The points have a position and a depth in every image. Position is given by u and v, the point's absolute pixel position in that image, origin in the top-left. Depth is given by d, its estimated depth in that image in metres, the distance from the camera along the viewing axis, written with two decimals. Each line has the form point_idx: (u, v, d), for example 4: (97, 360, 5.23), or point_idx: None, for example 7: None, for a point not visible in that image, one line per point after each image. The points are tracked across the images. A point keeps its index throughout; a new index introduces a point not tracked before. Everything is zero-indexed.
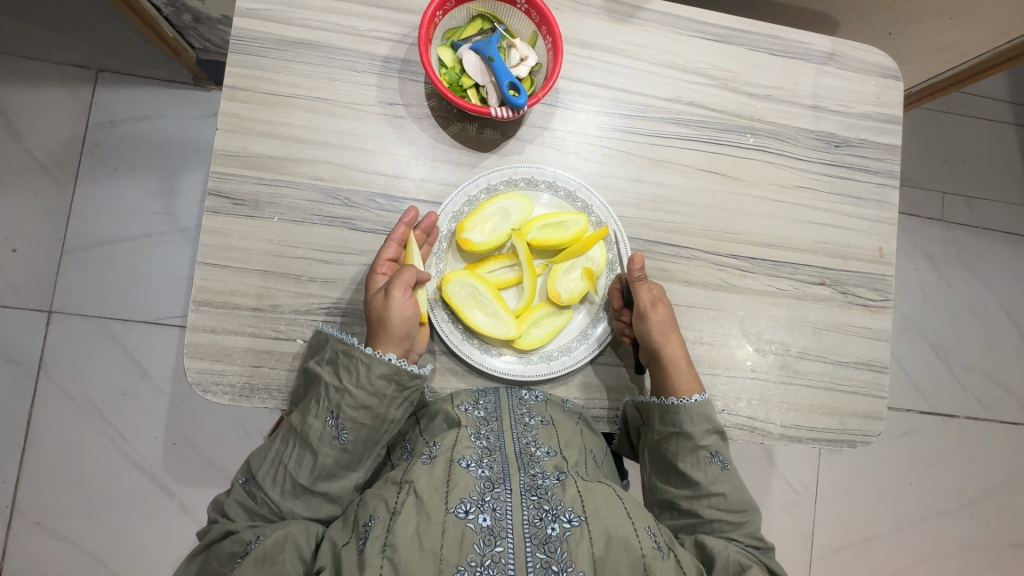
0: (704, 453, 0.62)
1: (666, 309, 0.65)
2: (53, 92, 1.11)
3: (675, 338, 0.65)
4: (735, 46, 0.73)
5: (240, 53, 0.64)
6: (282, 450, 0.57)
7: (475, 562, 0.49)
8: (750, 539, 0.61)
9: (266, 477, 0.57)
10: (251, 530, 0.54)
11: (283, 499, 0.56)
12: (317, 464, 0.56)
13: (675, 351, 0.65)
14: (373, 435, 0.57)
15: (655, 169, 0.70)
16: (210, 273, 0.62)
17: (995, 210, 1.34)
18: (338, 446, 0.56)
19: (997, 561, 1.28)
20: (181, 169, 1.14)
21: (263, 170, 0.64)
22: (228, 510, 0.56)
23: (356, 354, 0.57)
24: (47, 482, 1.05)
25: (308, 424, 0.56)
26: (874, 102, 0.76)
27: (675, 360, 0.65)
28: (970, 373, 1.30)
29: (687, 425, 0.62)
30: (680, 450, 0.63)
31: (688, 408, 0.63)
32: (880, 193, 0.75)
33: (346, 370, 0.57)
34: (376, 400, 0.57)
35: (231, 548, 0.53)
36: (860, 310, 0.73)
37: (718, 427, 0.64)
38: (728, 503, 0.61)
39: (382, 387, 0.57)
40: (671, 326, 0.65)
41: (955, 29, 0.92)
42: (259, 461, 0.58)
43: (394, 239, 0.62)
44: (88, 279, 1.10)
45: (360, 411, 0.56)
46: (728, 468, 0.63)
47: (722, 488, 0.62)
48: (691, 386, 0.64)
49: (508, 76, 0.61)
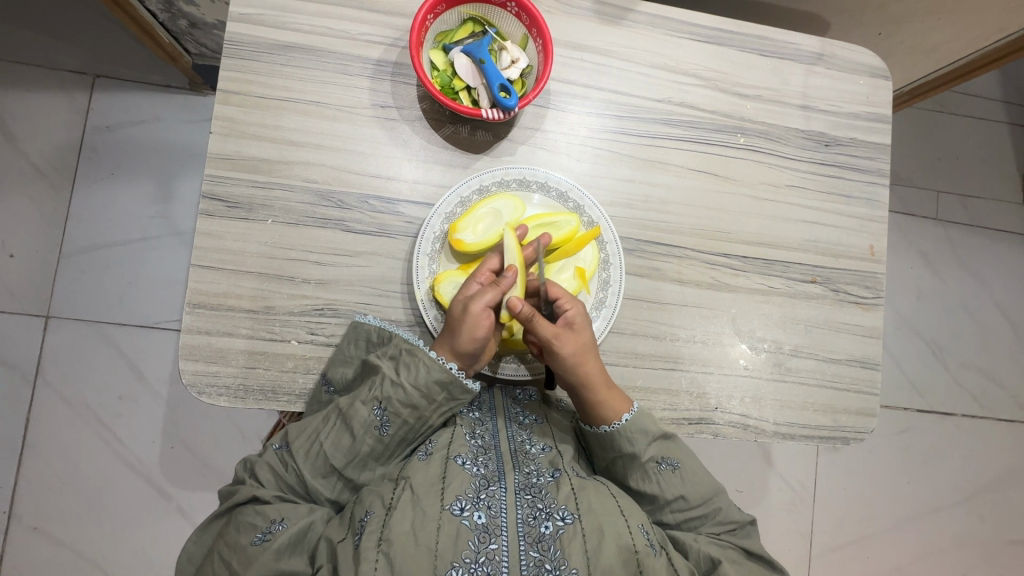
0: (650, 465, 0.60)
1: (580, 334, 0.61)
2: (50, 98, 1.12)
3: (596, 360, 0.62)
4: (724, 47, 0.74)
5: (233, 57, 0.65)
6: (322, 428, 0.56)
7: (469, 559, 0.49)
8: (722, 525, 0.61)
9: (301, 450, 0.56)
10: (275, 506, 0.54)
11: (312, 477, 0.56)
12: (353, 451, 0.56)
13: (598, 374, 0.61)
14: (410, 434, 0.58)
15: (647, 169, 0.71)
16: (205, 275, 0.62)
17: (988, 208, 1.35)
18: (378, 437, 0.56)
19: (996, 557, 1.28)
20: (177, 173, 1.14)
21: (257, 173, 0.64)
22: (258, 473, 0.56)
23: (419, 355, 0.57)
24: (45, 486, 1.06)
25: (356, 410, 0.56)
26: (863, 101, 0.77)
27: (601, 384, 0.61)
28: (966, 370, 1.31)
29: (626, 446, 0.61)
30: (627, 469, 0.62)
31: (622, 432, 0.60)
32: (871, 192, 0.76)
33: (406, 367, 0.57)
34: (426, 402, 0.57)
35: (254, 519, 0.53)
36: (851, 307, 0.74)
37: (660, 433, 0.61)
38: (689, 503, 0.60)
39: (434, 392, 0.57)
40: (590, 348, 0.61)
41: (944, 30, 0.92)
42: (297, 432, 0.57)
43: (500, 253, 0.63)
44: (84, 284, 1.10)
45: (408, 410, 0.57)
46: (680, 467, 0.61)
47: (678, 492, 0.60)
48: (621, 406, 0.61)
49: (499, 78, 0.62)
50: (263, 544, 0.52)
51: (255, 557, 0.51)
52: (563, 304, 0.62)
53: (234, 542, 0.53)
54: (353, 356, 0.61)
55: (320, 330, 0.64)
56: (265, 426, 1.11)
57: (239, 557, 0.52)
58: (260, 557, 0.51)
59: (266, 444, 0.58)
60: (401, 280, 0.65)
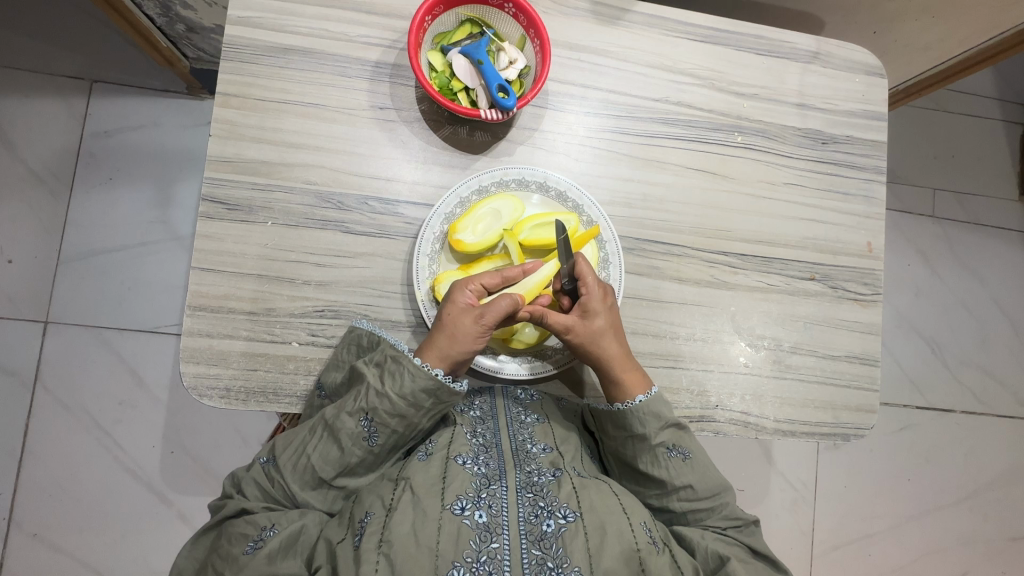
0: (660, 450, 0.61)
1: (597, 321, 0.62)
2: (48, 104, 1.12)
3: (613, 345, 0.63)
4: (722, 47, 0.74)
5: (232, 60, 0.65)
6: (309, 440, 0.56)
7: (471, 558, 0.49)
8: (728, 520, 0.61)
9: (289, 463, 0.56)
10: (265, 515, 0.54)
11: (301, 490, 0.56)
12: (341, 462, 0.56)
13: (611, 359, 0.62)
14: (400, 441, 0.58)
15: (646, 168, 0.71)
16: (205, 277, 0.63)
17: (984, 205, 1.35)
18: (367, 447, 0.56)
19: (998, 554, 1.28)
20: (175, 177, 1.14)
21: (256, 175, 0.65)
22: (245, 488, 0.56)
23: (404, 363, 0.56)
24: (44, 493, 1.05)
25: (342, 421, 0.56)
26: (859, 100, 0.77)
27: (614, 368, 0.63)
28: (965, 367, 1.31)
29: (638, 427, 0.61)
30: (637, 452, 0.62)
31: (635, 411, 0.61)
32: (868, 189, 0.76)
33: (391, 376, 0.56)
34: (413, 410, 0.57)
35: (244, 529, 0.53)
36: (850, 304, 0.74)
37: (673, 421, 0.62)
38: (697, 493, 0.61)
39: (420, 400, 0.57)
40: (605, 334, 0.62)
41: (938, 28, 0.93)
42: (285, 445, 0.57)
43: (502, 275, 0.61)
44: (82, 289, 1.10)
45: (395, 418, 0.56)
46: (691, 457, 0.61)
47: (687, 481, 0.61)
48: (636, 388, 0.63)
49: (498, 79, 0.62)
50: (254, 553, 0.51)
51: (245, 566, 0.51)
52: (587, 292, 0.62)
53: (226, 552, 0.52)
54: (346, 361, 0.61)
55: (321, 331, 0.64)
56: (266, 429, 1.12)
57: (229, 567, 0.52)
58: (251, 564, 0.51)
59: (254, 458, 0.58)
60: (402, 281, 0.66)
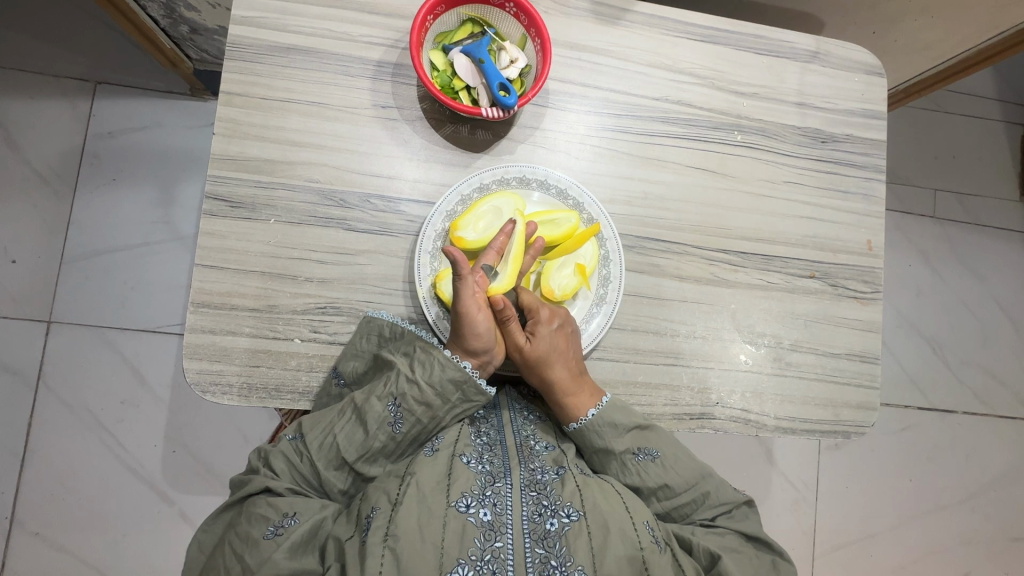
0: (627, 457, 0.61)
1: (546, 343, 0.62)
2: (53, 104, 1.13)
3: (560, 368, 0.62)
4: (720, 46, 0.74)
5: (233, 60, 0.66)
6: (336, 420, 0.57)
7: (476, 556, 0.49)
8: (715, 508, 0.61)
9: (315, 441, 0.56)
10: (287, 500, 0.54)
11: (323, 471, 0.56)
12: (364, 445, 0.56)
13: (558, 381, 0.62)
14: (420, 434, 0.58)
15: (646, 167, 0.71)
16: (208, 274, 0.63)
17: (985, 206, 1.36)
18: (390, 434, 0.57)
19: (999, 556, 1.28)
20: (178, 178, 1.15)
21: (259, 173, 0.65)
22: (272, 464, 0.57)
23: (435, 354, 0.58)
24: (47, 492, 1.05)
25: (370, 405, 0.56)
26: (859, 99, 0.77)
27: (562, 390, 0.62)
28: (967, 367, 1.31)
29: (600, 441, 0.62)
30: (605, 464, 0.63)
31: (591, 426, 0.62)
32: (868, 187, 0.76)
33: (421, 365, 0.58)
34: (439, 402, 0.58)
35: (265, 511, 0.53)
36: (850, 301, 0.74)
37: (632, 425, 0.62)
38: (675, 490, 0.61)
39: (447, 392, 0.58)
40: (554, 358, 0.62)
41: (935, 28, 0.93)
42: (312, 423, 0.57)
43: (494, 248, 0.61)
44: (86, 287, 1.11)
45: (421, 408, 0.57)
46: (660, 456, 0.61)
47: (662, 480, 0.61)
48: (586, 405, 0.62)
49: (498, 78, 0.63)
50: (277, 537, 0.51)
51: (266, 550, 0.51)
52: (543, 310, 0.63)
53: (245, 534, 0.52)
54: (366, 350, 0.62)
55: (323, 328, 0.64)
56: (269, 427, 1.12)
57: (249, 549, 0.51)
58: (271, 549, 0.51)
59: (280, 435, 0.59)
60: (403, 279, 0.66)
